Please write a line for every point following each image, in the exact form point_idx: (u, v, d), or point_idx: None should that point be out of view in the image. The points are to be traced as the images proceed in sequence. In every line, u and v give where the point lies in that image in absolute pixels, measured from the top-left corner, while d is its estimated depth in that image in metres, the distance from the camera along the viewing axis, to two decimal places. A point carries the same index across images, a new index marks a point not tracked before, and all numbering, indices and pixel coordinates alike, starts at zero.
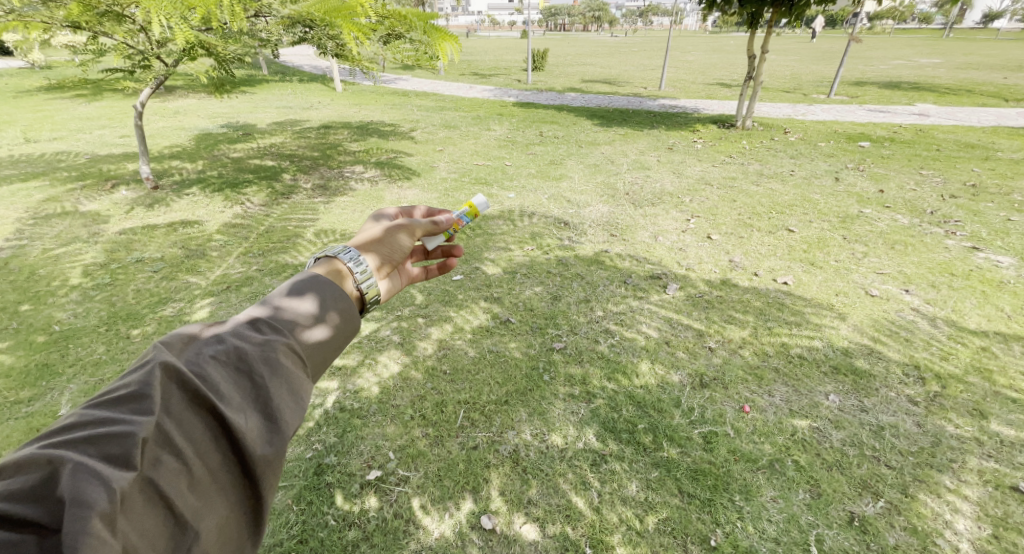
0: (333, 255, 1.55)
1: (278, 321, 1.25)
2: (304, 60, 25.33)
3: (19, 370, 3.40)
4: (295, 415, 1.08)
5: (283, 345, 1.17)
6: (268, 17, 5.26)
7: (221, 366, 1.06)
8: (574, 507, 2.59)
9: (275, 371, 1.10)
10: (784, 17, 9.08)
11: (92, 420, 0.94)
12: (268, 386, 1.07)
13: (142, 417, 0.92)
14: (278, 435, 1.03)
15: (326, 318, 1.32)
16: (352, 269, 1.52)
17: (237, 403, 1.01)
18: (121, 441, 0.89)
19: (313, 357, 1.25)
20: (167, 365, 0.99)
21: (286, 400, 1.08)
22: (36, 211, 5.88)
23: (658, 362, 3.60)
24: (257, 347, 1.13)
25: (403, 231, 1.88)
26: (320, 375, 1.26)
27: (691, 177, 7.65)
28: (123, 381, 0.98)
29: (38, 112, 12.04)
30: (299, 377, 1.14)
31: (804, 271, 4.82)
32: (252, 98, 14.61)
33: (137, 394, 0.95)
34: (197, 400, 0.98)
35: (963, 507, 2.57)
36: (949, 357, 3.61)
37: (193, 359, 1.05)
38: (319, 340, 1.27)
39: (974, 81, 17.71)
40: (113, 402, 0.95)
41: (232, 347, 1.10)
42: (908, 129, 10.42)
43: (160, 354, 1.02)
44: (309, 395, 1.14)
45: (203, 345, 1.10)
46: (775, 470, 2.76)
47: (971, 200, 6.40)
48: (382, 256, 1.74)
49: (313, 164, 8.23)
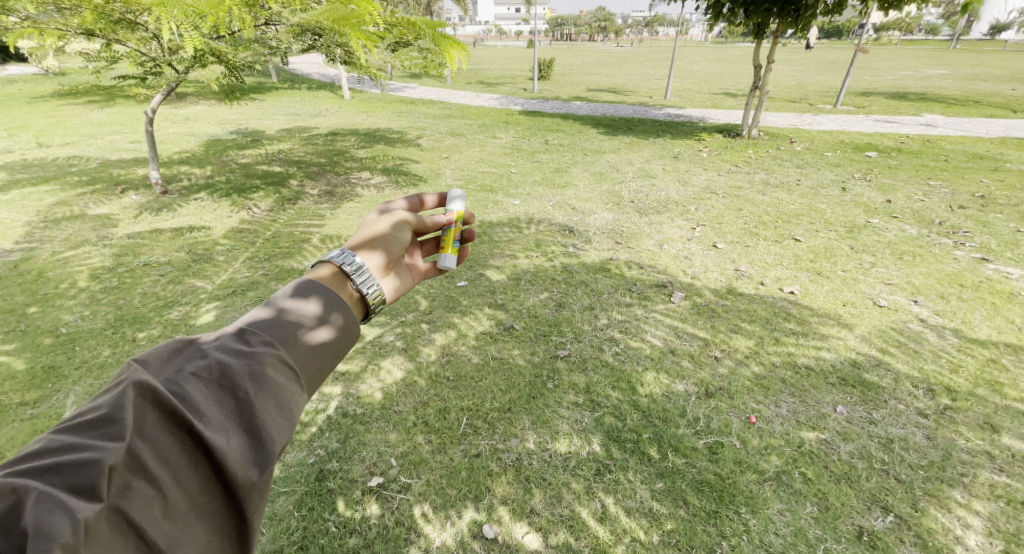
0: (330, 258, 1.57)
1: (268, 331, 1.25)
2: (313, 69, 25.67)
3: (24, 372, 3.42)
4: (281, 431, 1.07)
5: (270, 358, 1.17)
6: (278, 26, 5.31)
7: (202, 384, 1.06)
8: (577, 518, 2.56)
9: (260, 386, 1.10)
10: (790, 28, 9.11)
11: (62, 445, 0.93)
12: (252, 401, 1.07)
13: (113, 443, 0.91)
14: (262, 453, 1.03)
15: (327, 324, 1.35)
16: (351, 273, 1.55)
17: (217, 422, 1.01)
18: (88, 469, 0.88)
19: (304, 367, 1.25)
20: (141, 386, 0.99)
21: (272, 416, 1.07)
22: (46, 214, 5.94)
23: (662, 371, 3.57)
24: (242, 361, 1.13)
25: (402, 225, 1.89)
26: (316, 384, 1.27)
27: (696, 186, 7.64)
28: (96, 403, 0.98)
29: (50, 117, 12.21)
30: (286, 390, 1.14)
31: (811, 281, 4.78)
32: (261, 105, 14.79)
33: (108, 417, 0.94)
34: (174, 421, 0.98)
35: (973, 522, 2.52)
36: (959, 369, 3.56)
37: (172, 378, 1.05)
38: (312, 349, 1.28)
39: (980, 92, 17.66)
40: (83, 426, 0.95)
41: (215, 363, 1.10)
42: (916, 139, 10.38)
43: (134, 373, 1.01)
44: (296, 409, 1.13)
45: (184, 361, 1.10)
46: (782, 482, 2.72)
47: (980, 211, 6.35)
48: (381, 254, 1.76)
49: (320, 170, 8.30)
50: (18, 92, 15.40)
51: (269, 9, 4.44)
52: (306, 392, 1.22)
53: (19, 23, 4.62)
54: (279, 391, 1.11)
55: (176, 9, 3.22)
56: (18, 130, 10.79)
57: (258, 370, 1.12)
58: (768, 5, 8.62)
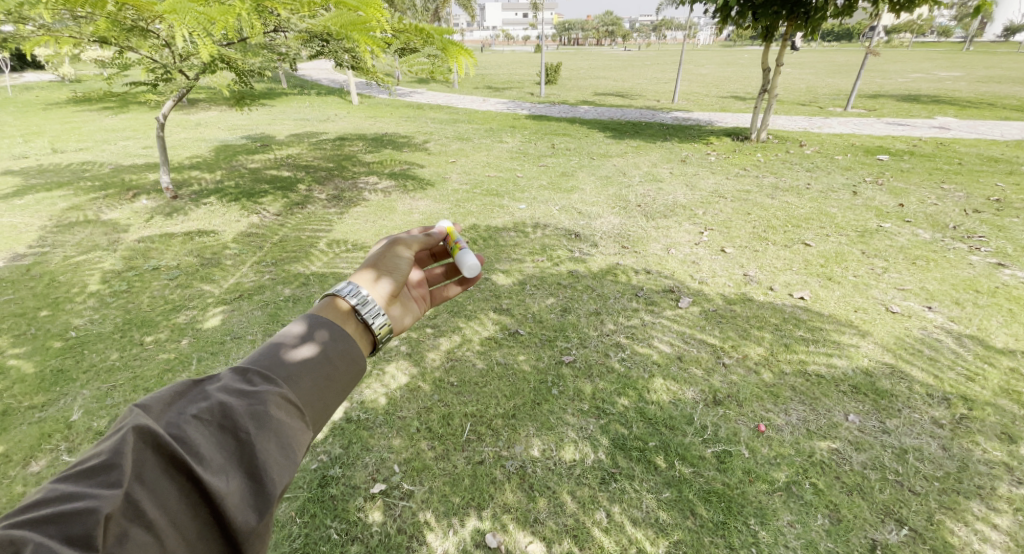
0: (336, 292, 1.55)
1: (270, 368, 1.25)
2: (321, 75, 25.99)
3: (34, 376, 3.45)
4: (282, 472, 1.07)
5: (274, 397, 1.15)
6: (286, 33, 5.36)
7: (203, 427, 1.05)
8: (582, 528, 2.51)
9: (262, 425, 1.09)
10: (800, 30, 8.99)
11: (59, 494, 0.92)
12: (253, 441, 1.06)
13: (109, 491, 0.90)
14: (262, 496, 1.02)
15: (322, 347, 1.33)
16: (356, 307, 1.54)
17: (217, 466, 1.01)
18: (85, 519, 0.87)
19: (309, 404, 1.23)
20: (142, 430, 0.98)
21: (273, 456, 1.07)
22: (60, 219, 6.03)
23: (670, 379, 3.51)
24: (244, 401, 1.12)
25: (397, 255, 1.87)
26: (318, 421, 1.25)
27: (704, 190, 7.56)
28: (96, 450, 0.97)
29: (66, 123, 12.42)
30: (289, 429, 1.13)
31: (821, 286, 4.70)
32: (270, 111, 14.96)
33: (106, 464, 0.94)
34: (173, 465, 0.97)
35: (992, 536, 2.44)
36: (977, 378, 3.46)
37: (173, 421, 1.05)
38: (317, 386, 1.27)
39: (995, 94, 17.41)
40: (83, 474, 0.94)
41: (216, 404, 1.09)
42: (929, 142, 10.20)
43: (136, 418, 1.01)
44: (299, 449, 1.13)
45: (186, 404, 1.10)
46: (792, 493, 2.65)
47: (996, 215, 6.22)
48: (386, 276, 1.77)
49: (328, 174, 8.36)
50: (34, 99, 15.70)
51: (278, 16, 4.46)
52: (311, 429, 1.22)
53: (36, 31, 4.68)
54: (282, 430, 1.11)
55: (187, 15, 3.18)
56: (34, 136, 11.00)
57: (261, 410, 1.11)
58: (777, 7, 8.51)
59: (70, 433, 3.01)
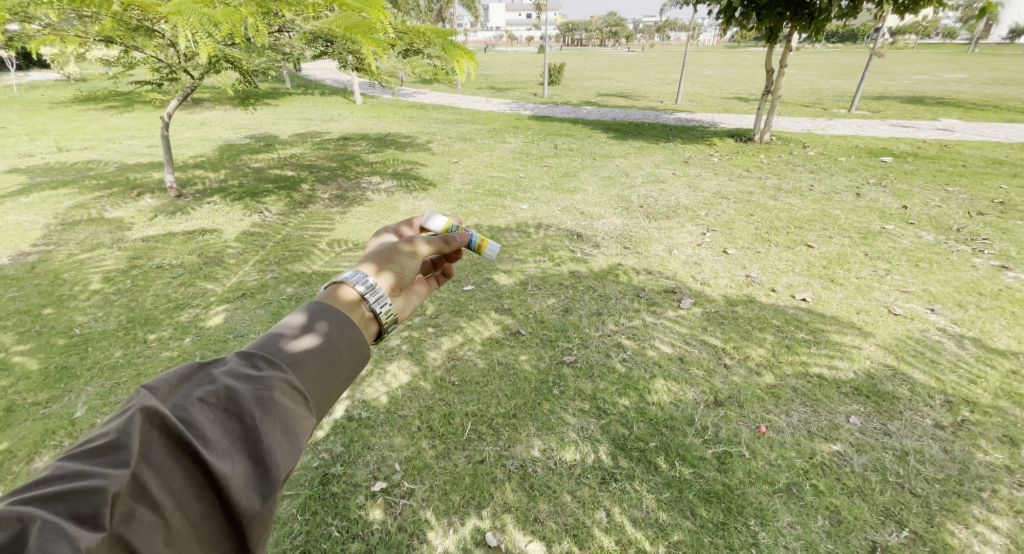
0: (343, 279, 1.56)
1: (275, 354, 1.25)
2: (325, 75, 26.08)
3: (38, 372, 3.48)
4: (286, 458, 1.08)
5: (279, 382, 1.17)
6: (291, 33, 5.37)
7: (209, 410, 1.06)
8: (583, 528, 2.52)
9: (266, 410, 1.10)
10: (805, 31, 8.96)
11: (67, 472, 0.93)
12: (258, 426, 1.08)
13: (117, 471, 0.92)
14: (266, 480, 1.03)
15: (325, 334, 1.34)
16: (365, 295, 1.56)
17: (223, 448, 1.02)
18: (92, 498, 0.88)
19: (313, 391, 1.25)
20: (149, 412, 0.99)
21: (278, 441, 1.08)
22: (64, 217, 6.06)
23: (671, 380, 3.51)
24: (250, 386, 1.13)
25: (410, 253, 1.89)
26: (322, 408, 1.26)
27: (707, 192, 7.55)
28: (104, 429, 0.98)
29: (72, 122, 12.50)
30: (293, 414, 1.14)
31: (824, 288, 4.70)
32: (274, 110, 15.02)
33: (115, 444, 0.95)
34: (180, 447, 0.99)
35: (993, 538, 2.44)
36: (979, 381, 3.46)
37: (180, 403, 1.06)
38: (321, 373, 1.28)
39: (1001, 96, 17.29)
40: (90, 453, 0.95)
41: (223, 388, 1.10)
42: (933, 144, 10.16)
43: (143, 399, 1.02)
44: (302, 434, 1.14)
45: (193, 387, 1.11)
46: (792, 495, 2.65)
47: (1000, 218, 6.20)
48: (394, 274, 1.79)
49: (331, 174, 8.38)
50: (41, 98, 15.83)
51: (283, 16, 4.48)
52: (315, 415, 1.23)
53: (42, 31, 4.70)
54: (286, 415, 1.12)
55: (191, 16, 3.22)
56: (40, 135, 11.09)
57: (266, 395, 1.12)
58: (780, 8, 8.48)
59: (74, 429, 3.03)
